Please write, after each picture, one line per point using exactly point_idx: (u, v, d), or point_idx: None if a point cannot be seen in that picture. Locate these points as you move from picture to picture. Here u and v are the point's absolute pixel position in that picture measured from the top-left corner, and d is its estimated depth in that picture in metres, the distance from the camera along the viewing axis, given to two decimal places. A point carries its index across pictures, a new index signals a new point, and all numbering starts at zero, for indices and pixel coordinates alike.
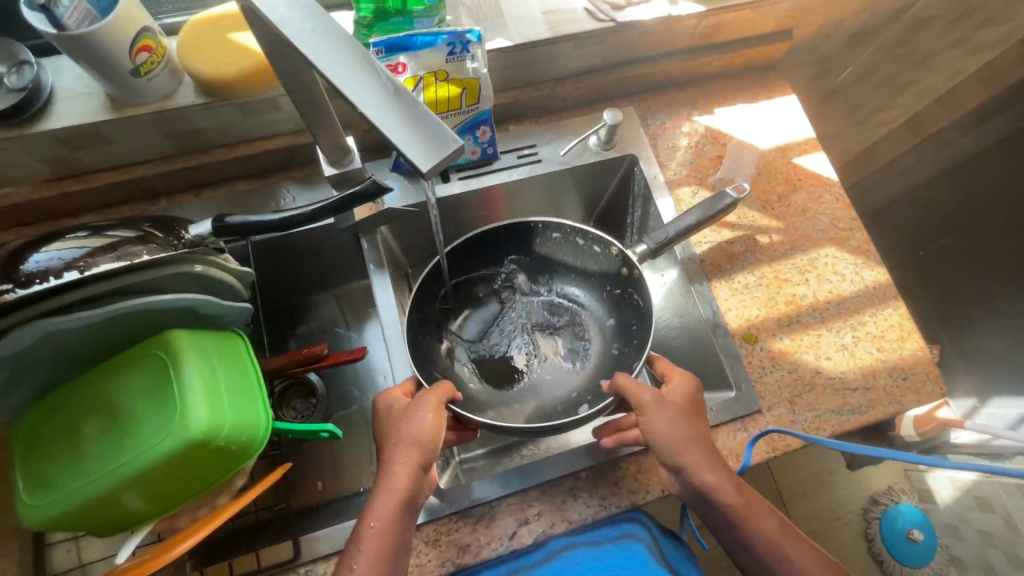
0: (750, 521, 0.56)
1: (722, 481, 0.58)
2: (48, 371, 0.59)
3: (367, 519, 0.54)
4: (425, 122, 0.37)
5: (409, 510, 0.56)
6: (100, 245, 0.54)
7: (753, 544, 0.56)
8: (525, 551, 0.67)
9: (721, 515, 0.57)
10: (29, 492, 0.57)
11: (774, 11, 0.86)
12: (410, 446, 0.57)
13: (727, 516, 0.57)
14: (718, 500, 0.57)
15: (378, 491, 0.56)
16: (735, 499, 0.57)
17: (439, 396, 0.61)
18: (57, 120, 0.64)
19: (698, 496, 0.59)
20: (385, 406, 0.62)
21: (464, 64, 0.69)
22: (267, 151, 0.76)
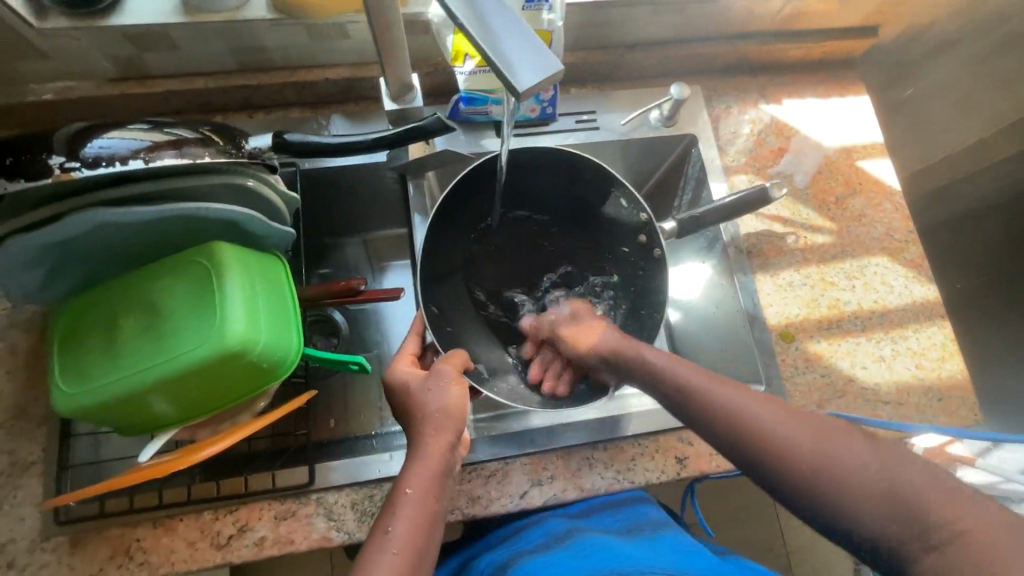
0: (760, 417, 0.49)
1: (714, 383, 0.53)
2: (92, 266, 0.60)
3: (402, 484, 0.50)
4: (525, 45, 0.38)
5: (444, 487, 0.51)
6: (165, 139, 0.52)
7: (774, 449, 0.48)
8: (522, 536, 0.65)
9: (727, 419, 0.51)
10: (65, 379, 0.58)
11: (864, 4, 0.82)
12: (438, 418, 0.54)
13: (733, 415, 0.51)
14: (716, 407, 0.51)
15: (410, 462, 0.52)
16: (738, 401, 0.51)
17: (456, 366, 0.59)
18: (128, 15, 0.64)
19: (698, 410, 0.53)
20: (394, 383, 0.58)
21: (541, 14, 0.67)
22: (328, 79, 0.75)
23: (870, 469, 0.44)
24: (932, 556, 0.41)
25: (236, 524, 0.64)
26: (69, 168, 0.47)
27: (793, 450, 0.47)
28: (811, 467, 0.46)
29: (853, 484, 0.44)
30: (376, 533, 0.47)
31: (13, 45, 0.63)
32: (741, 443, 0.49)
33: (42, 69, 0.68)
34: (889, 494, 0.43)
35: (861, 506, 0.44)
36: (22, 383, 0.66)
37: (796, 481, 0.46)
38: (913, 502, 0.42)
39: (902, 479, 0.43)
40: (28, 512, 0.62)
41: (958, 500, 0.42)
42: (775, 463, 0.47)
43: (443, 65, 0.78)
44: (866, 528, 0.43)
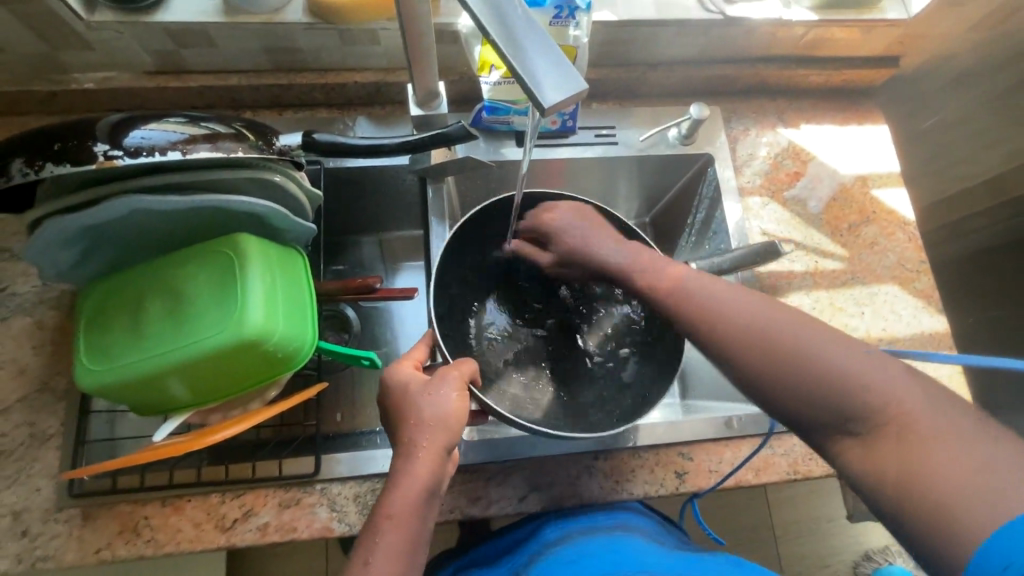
0: (733, 309, 0.53)
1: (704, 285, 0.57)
2: (122, 249, 0.62)
3: (385, 505, 0.51)
4: (553, 63, 0.39)
5: (427, 507, 0.52)
6: (200, 132, 0.53)
7: (738, 339, 0.52)
8: (519, 548, 0.67)
9: (696, 313, 0.55)
10: (89, 357, 0.60)
11: (886, 34, 0.83)
12: (435, 429, 0.54)
13: (704, 308, 0.55)
14: (694, 300, 0.56)
15: (394, 486, 0.52)
16: (716, 297, 0.55)
17: (462, 374, 0.58)
18: (170, 13, 0.67)
19: (674, 303, 0.57)
20: (391, 385, 0.57)
21: (567, 30, 0.69)
22: (356, 82, 0.77)
23: (825, 364, 0.47)
24: (851, 442, 0.46)
25: (241, 508, 0.65)
26: (112, 156, 0.50)
27: (756, 339, 0.50)
28: (767, 356, 0.50)
29: (809, 379, 0.47)
30: (363, 554, 0.49)
31: (64, 36, 0.67)
32: (707, 333, 0.54)
33: (88, 59, 0.71)
34: (830, 386, 0.47)
35: (804, 399, 0.48)
36: (46, 359, 0.69)
37: (750, 372, 0.50)
38: (855, 399, 0.46)
39: (854, 370, 0.46)
40: (44, 483, 0.64)
41: (917, 400, 0.44)
42: (734, 352, 0.52)
43: (468, 74, 0.80)
44: (810, 416, 0.48)
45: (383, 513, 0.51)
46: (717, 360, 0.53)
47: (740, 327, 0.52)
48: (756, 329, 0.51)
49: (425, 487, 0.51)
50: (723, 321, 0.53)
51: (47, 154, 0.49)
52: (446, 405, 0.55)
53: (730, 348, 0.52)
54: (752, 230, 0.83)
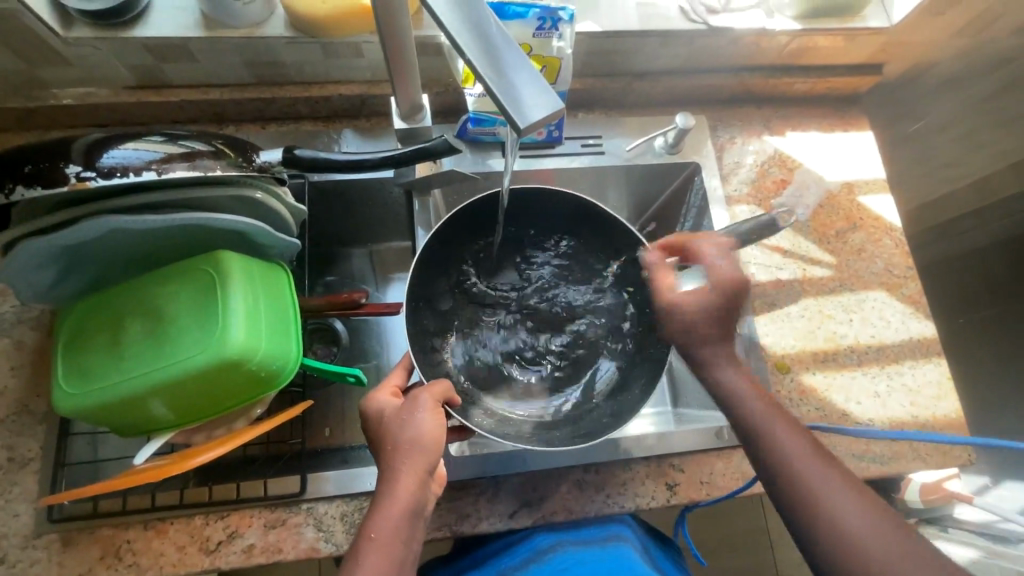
0: (819, 479, 0.51)
1: (793, 435, 0.54)
2: (101, 268, 0.61)
3: (368, 529, 0.50)
4: (530, 81, 0.38)
5: (411, 530, 0.51)
6: (178, 151, 0.53)
7: (820, 511, 0.49)
8: (512, 547, 0.67)
9: (783, 469, 0.52)
10: (67, 379, 0.59)
11: (869, 42, 0.84)
12: (412, 452, 0.53)
13: (789, 466, 0.52)
14: (783, 453, 0.53)
15: (376, 510, 0.51)
16: (801, 459, 0.52)
17: (434, 396, 0.56)
18: (149, 28, 0.66)
19: (759, 445, 0.54)
20: (371, 415, 0.57)
21: (550, 42, 0.68)
22: (340, 95, 0.76)
23: (905, 572, 0.46)
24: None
25: (226, 530, 0.64)
26: (84, 178, 0.49)
27: (839, 525, 0.48)
28: (847, 543, 0.48)
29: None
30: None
31: (41, 53, 0.66)
32: (789, 501, 0.51)
33: (67, 76, 0.70)
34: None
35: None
36: (25, 381, 0.68)
37: (822, 556, 0.49)
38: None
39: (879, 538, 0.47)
40: (23, 508, 0.63)
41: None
42: (814, 526, 0.50)
43: (453, 86, 0.80)
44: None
45: (366, 538, 0.50)
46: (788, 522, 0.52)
47: (823, 502, 0.50)
48: (839, 511, 0.49)
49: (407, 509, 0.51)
50: (809, 487, 0.51)
51: (19, 176, 0.48)
52: (422, 427, 0.54)
53: (810, 522, 0.50)
54: None
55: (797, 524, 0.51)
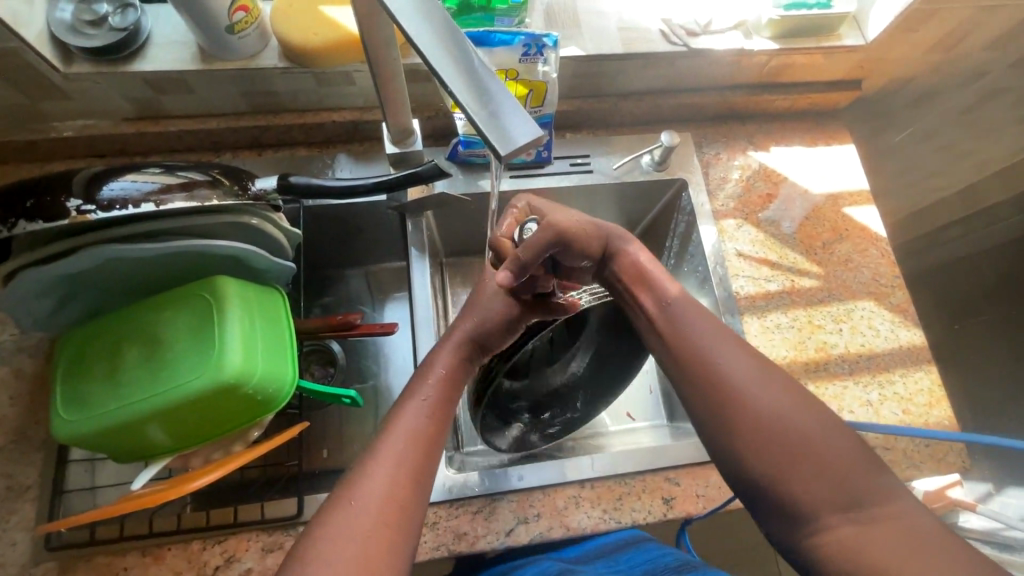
0: (719, 354, 0.54)
1: (697, 322, 0.58)
2: (102, 295, 0.63)
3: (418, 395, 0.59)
4: (512, 110, 0.39)
5: (468, 364, 0.64)
6: (177, 181, 0.55)
7: (724, 382, 0.52)
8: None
9: (691, 350, 0.55)
10: (66, 406, 0.60)
11: (846, 60, 0.86)
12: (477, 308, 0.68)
13: (699, 346, 0.55)
14: (685, 331, 0.57)
15: (440, 350, 0.64)
16: (744, 374, 0.52)
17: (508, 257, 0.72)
18: (147, 62, 0.68)
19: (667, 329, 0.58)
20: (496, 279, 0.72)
21: (536, 67, 0.71)
22: (333, 122, 0.79)
23: (805, 426, 0.48)
24: (851, 527, 0.44)
25: (223, 555, 0.64)
26: (85, 211, 0.51)
27: (744, 391, 0.51)
28: (760, 406, 0.50)
29: (791, 443, 0.48)
30: (404, 405, 0.58)
31: (42, 88, 0.68)
32: (700, 380, 0.53)
33: (67, 109, 0.72)
34: (812, 454, 0.47)
35: (793, 462, 0.47)
36: (24, 409, 0.68)
37: (741, 422, 0.50)
38: (841, 472, 0.46)
39: (818, 441, 0.47)
40: (20, 537, 0.63)
41: (884, 483, 0.46)
42: (766, 439, 0.48)
43: (444, 111, 0.82)
44: (804, 484, 0.46)
45: (430, 368, 0.62)
46: (701, 406, 0.53)
47: (730, 374, 0.52)
48: (742, 378, 0.52)
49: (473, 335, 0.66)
50: (716, 362, 0.54)
51: (21, 211, 0.50)
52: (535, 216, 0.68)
53: (721, 397, 0.52)
54: (729, 252, 0.84)
55: (714, 400, 0.52)
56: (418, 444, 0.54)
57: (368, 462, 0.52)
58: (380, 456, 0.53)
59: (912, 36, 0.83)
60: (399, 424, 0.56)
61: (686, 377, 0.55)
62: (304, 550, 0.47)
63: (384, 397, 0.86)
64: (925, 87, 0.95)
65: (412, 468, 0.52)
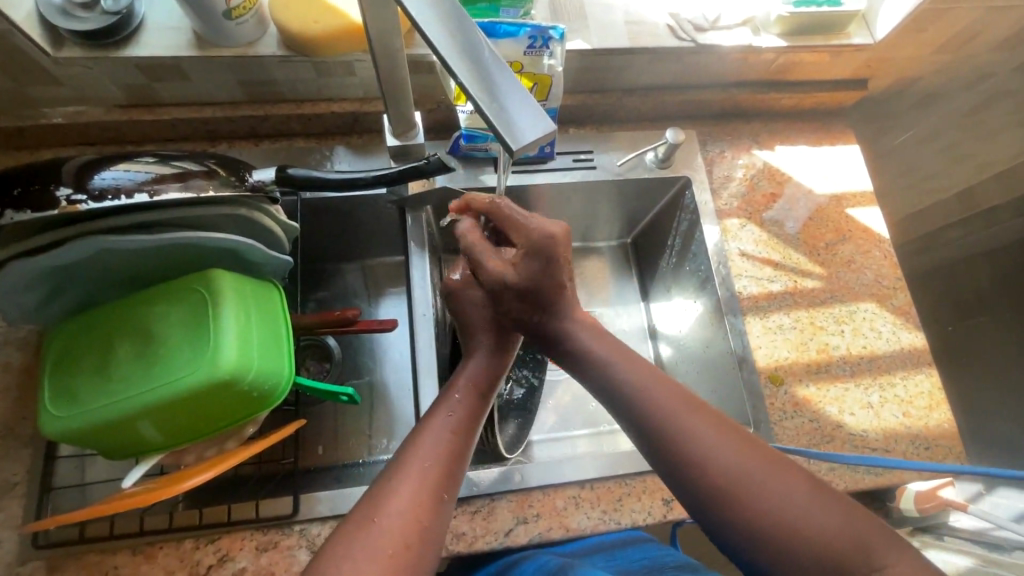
0: (701, 440, 0.50)
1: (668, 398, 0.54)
2: (93, 288, 0.61)
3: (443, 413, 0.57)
4: (521, 105, 0.38)
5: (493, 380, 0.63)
6: (171, 172, 0.53)
7: (704, 466, 0.49)
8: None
9: (673, 441, 0.51)
10: (54, 401, 0.58)
11: (854, 59, 0.85)
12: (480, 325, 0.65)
13: (675, 432, 0.52)
14: (656, 408, 0.53)
15: (462, 368, 0.62)
16: (728, 458, 0.49)
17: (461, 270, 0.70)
18: (141, 48, 0.66)
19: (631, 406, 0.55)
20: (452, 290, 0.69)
21: (541, 60, 0.69)
22: (333, 113, 0.77)
23: (796, 508, 0.47)
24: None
25: (217, 554, 0.63)
26: (76, 201, 0.49)
27: (732, 483, 0.48)
28: (752, 501, 0.47)
29: (782, 527, 0.46)
30: (428, 421, 0.56)
31: (31, 72, 0.66)
32: (678, 461, 0.51)
33: (58, 95, 0.70)
34: (812, 543, 0.45)
35: (793, 553, 0.46)
36: (12, 403, 0.67)
37: (731, 511, 0.48)
38: (841, 554, 0.45)
39: (804, 519, 0.46)
40: (7, 535, 0.61)
41: (873, 547, 0.46)
42: (756, 525, 0.47)
43: (446, 103, 0.81)
44: (804, 569, 0.45)
45: (451, 388, 0.60)
46: (693, 500, 0.50)
47: (717, 462, 0.49)
48: (729, 467, 0.49)
49: (492, 356, 0.64)
50: (698, 449, 0.50)
51: (8, 200, 0.48)
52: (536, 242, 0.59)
53: (702, 486, 0.49)
54: (732, 252, 0.83)
55: (703, 496, 0.49)
56: (442, 459, 0.53)
57: (393, 477, 0.51)
58: (405, 473, 0.51)
59: (921, 36, 0.82)
60: (425, 441, 0.54)
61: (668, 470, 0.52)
62: (328, 559, 0.45)
63: (380, 394, 0.85)
64: (929, 88, 0.95)
65: (433, 482, 0.51)
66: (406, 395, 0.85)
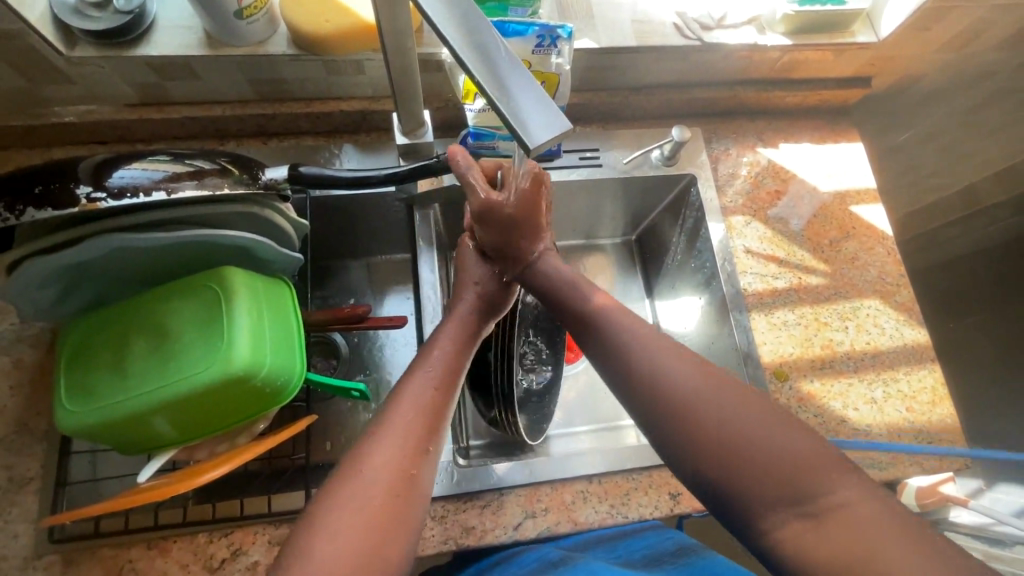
0: (660, 363, 0.51)
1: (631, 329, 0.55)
2: (106, 285, 0.61)
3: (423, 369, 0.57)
4: (535, 100, 0.38)
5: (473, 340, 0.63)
6: (186, 170, 0.54)
7: (661, 391, 0.49)
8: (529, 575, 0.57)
9: (629, 366, 0.52)
10: (70, 397, 0.59)
11: (858, 57, 0.86)
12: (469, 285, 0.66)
13: (632, 356, 0.53)
14: (629, 343, 0.53)
15: (443, 330, 0.62)
16: (686, 382, 0.49)
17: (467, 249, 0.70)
18: (153, 47, 0.67)
19: (607, 344, 0.55)
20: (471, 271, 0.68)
21: (549, 58, 0.70)
22: (342, 111, 0.77)
23: (750, 428, 0.45)
24: (805, 523, 0.42)
25: (230, 548, 0.63)
26: (95, 199, 0.49)
27: (679, 398, 0.48)
28: (699, 415, 0.47)
29: (727, 445, 0.45)
30: (410, 376, 0.56)
31: (43, 70, 0.66)
32: (640, 388, 0.51)
33: (68, 93, 0.70)
34: (755, 456, 0.44)
35: (738, 467, 0.44)
36: (26, 399, 0.67)
37: (680, 430, 0.47)
38: (786, 467, 0.43)
39: (751, 437, 0.45)
40: (23, 529, 0.62)
41: (828, 474, 0.43)
42: (704, 445, 0.46)
43: (453, 101, 0.81)
44: (748, 485, 0.44)
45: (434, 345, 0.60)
46: (648, 418, 0.50)
47: (668, 380, 0.49)
48: (677, 383, 0.49)
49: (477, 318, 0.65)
50: (649, 369, 0.51)
51: (29, 198, 0.48)
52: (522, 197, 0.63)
53: (660, 408, 0.49)
54: (737, 248, 0.84)
55: (654, 414, 0.49)
56: (425, 412, 0.53)
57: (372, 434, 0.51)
58: (385, 425, 0.51)
59: (925, 34, 0.82)
60: (409, 393, 0.54)
61: (624, 393, 0.52)
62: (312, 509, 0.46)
63: (388, 390, 0.86)
64: (933, 86, 0.95)
65: (415, 440, 0.51)
66: None
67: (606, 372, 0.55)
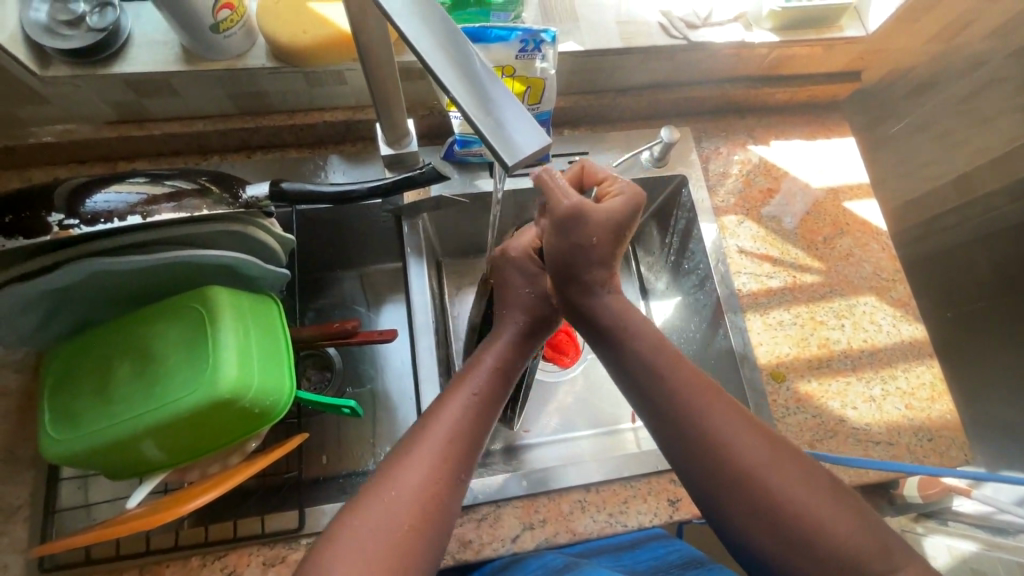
0: (729, 433, 0.50)
1: (685, 386, 0.53)
2: (88, 309, 0.60)
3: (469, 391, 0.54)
4: (507, 102, 0.37)
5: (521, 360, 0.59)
6: (163, 191, 0.53)
7: (730, 464, 0.49)
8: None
9: (696, 433, 0.51)
10: (53, 424, 0.58)
11: (846, 52, 0.85)
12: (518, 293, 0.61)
13: (697, 419, 0.51)
14: (689, 402, 0.52)
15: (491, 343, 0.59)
16: (755, 457, 0.49)
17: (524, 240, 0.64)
18: (130, 64, 0.66)
19: (660, 398, 0.54)
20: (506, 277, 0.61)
21: (533, 63, 0.69)
22: (325, 123, 0.76)
23: (818, 510, 0.47)
24: None
25: (224, 570, 0.63)
26: (68, 225, 0.49)
27: (750, 475, 0.48)
28: (767, 494, 0.47)
29: (798, 526, 0.46)
30: (452, 394, 0.54)
31: (17, 92, 0.65)
32: (704, 454, 0.50)
33: (45, 113, 0.69)
34: (821, 544, 0.46)
35: (808, 548, 0.46)
36: (11, 426, 0.66)
37: (749, 507, 0.48)
38: (850, 551, 0.45)
39: (820, 520, 0.46)
40: (12, 559, 0.61)
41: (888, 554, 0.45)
42: (772, 522, 0.47)
43: (438, 109, 0.80)
44: (818, 568, 0.45)
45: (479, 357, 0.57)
46: (710, 489, 0.50)
47: (740, 453, 0.49)
48: (749, 458, 0.49)
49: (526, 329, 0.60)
50: (720, 437, 0.50)
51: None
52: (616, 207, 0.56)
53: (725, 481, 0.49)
54: (730, 249, 0.83)
55: (720, 488, 0.49)
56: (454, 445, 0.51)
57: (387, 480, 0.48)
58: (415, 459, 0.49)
59: (913, 27, 0.81)
60: (450, 411, 0.53)
61: (685, 460, 0.51)
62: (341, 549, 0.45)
63: (383, 401, 0.85)
64: (922, 78, 0.95)
65: (451, 465, 0.50)
66: (408, 402, 0.85)
67: (655, 426, 0.54)
